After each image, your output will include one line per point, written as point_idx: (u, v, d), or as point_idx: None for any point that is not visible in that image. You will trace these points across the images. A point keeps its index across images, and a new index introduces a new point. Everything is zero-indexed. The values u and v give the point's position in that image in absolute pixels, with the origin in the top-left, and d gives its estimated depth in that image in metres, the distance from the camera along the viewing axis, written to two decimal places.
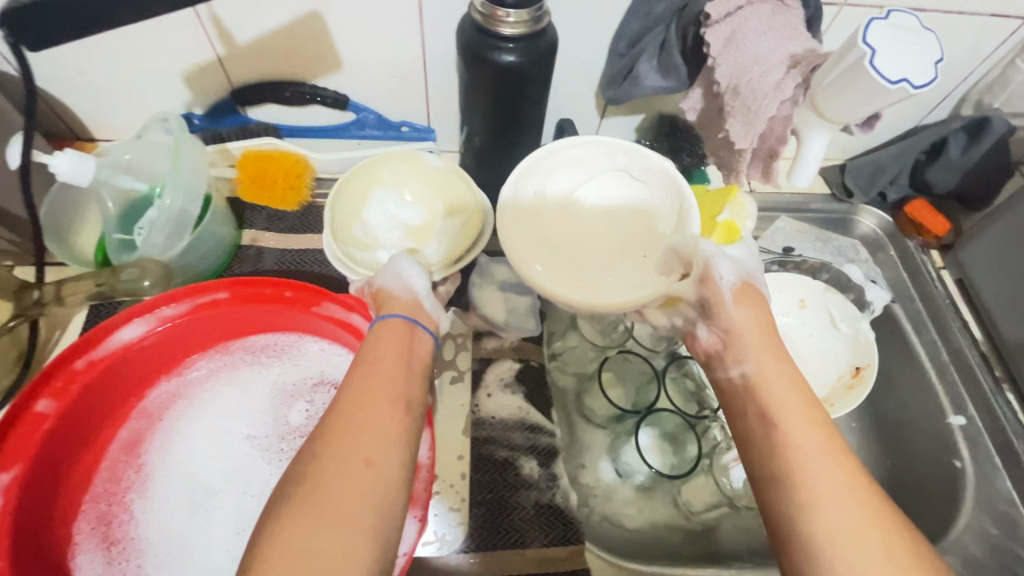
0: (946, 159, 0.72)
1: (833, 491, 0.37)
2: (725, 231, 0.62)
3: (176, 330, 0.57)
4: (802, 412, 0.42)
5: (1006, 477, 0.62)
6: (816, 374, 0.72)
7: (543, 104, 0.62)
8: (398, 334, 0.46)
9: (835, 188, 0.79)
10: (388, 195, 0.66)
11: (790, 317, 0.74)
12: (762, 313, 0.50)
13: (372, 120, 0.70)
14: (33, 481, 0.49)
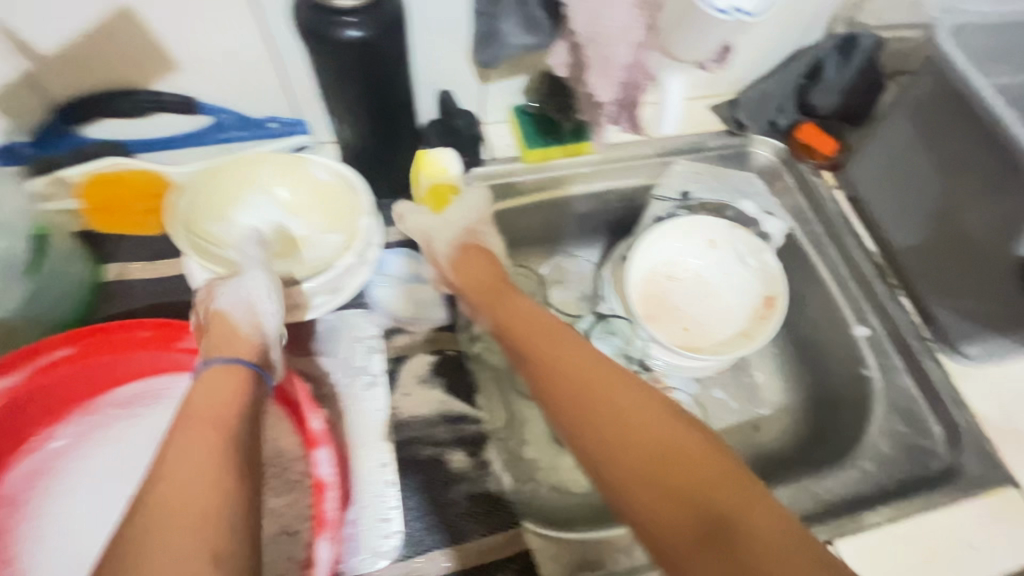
0: (825, 81, 0.74)
1: (614, 372, 0.45)
2: (435, 198, 0.63)
3: (20, 401, 0.50)
4: (571, 348, 0.48)
5: (907, 374, 0.65)
6: (730, 309, 0.75)
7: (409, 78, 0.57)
8: (223, 372, 0.45)
9: (728, 123, 0.80)
10: (267, 205, 0.60)
11: (703, 259, 0.76)
12: (489, 267, 0.59)
13: (231, 120, 0.63)
14: None
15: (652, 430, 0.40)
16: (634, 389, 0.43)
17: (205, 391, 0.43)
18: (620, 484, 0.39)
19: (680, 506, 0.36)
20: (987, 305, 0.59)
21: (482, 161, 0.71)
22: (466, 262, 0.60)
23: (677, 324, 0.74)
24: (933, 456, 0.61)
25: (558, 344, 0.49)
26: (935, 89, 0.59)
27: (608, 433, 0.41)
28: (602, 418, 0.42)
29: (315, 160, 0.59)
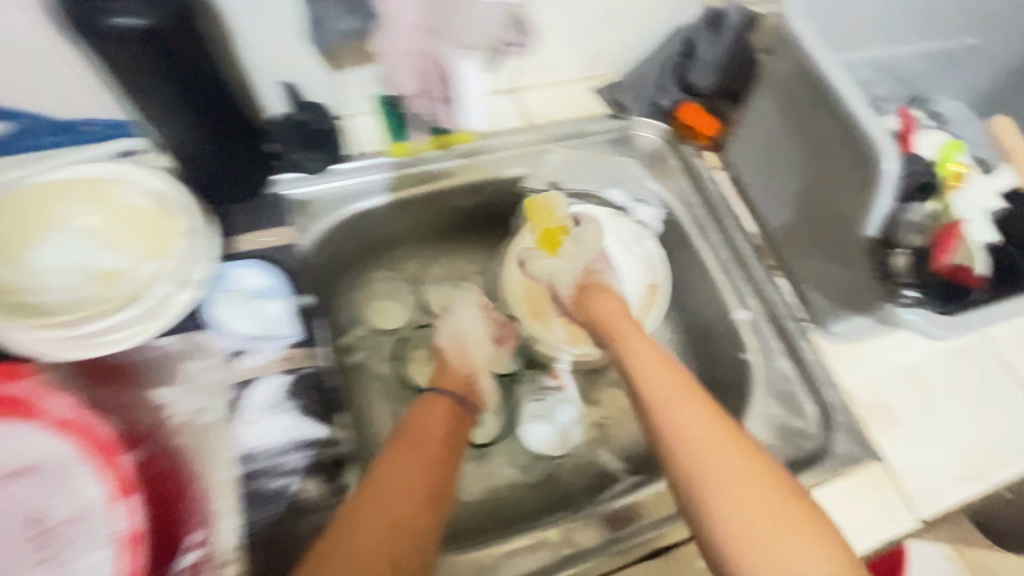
0: (701, 59, 0.72)
1: (671, 412, 0.52)
2: (550, 240, 0.71)
3: None
4: (671, 370, 0.55)
5: (784, 357, 0.64)
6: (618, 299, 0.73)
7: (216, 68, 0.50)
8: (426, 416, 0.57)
9: (610, 105, 0.77)
10: (68, 237, 0.53)
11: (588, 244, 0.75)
12: (604, 305, 0.65)
13: (36, 124, 0.55)
14: None
15: (703, 443, 0.48)
16: (697, 408, 0.51)
17: (428, 422, 0.56)
18: (713, 491, 0.46)
19: (773, 504, 0.45)
20: (839, 289, 0.58)
21: (343, 157, 0.67)
22: (595, 295, 0.66)
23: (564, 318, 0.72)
24: (806, 437, 0.61)
25: (656, 372, 0.56)
26: (791, 68, 0.57)
27: (699, 452, 0.48)
28: (695, 455, 0.48)
29: (130, 181, 0.54)
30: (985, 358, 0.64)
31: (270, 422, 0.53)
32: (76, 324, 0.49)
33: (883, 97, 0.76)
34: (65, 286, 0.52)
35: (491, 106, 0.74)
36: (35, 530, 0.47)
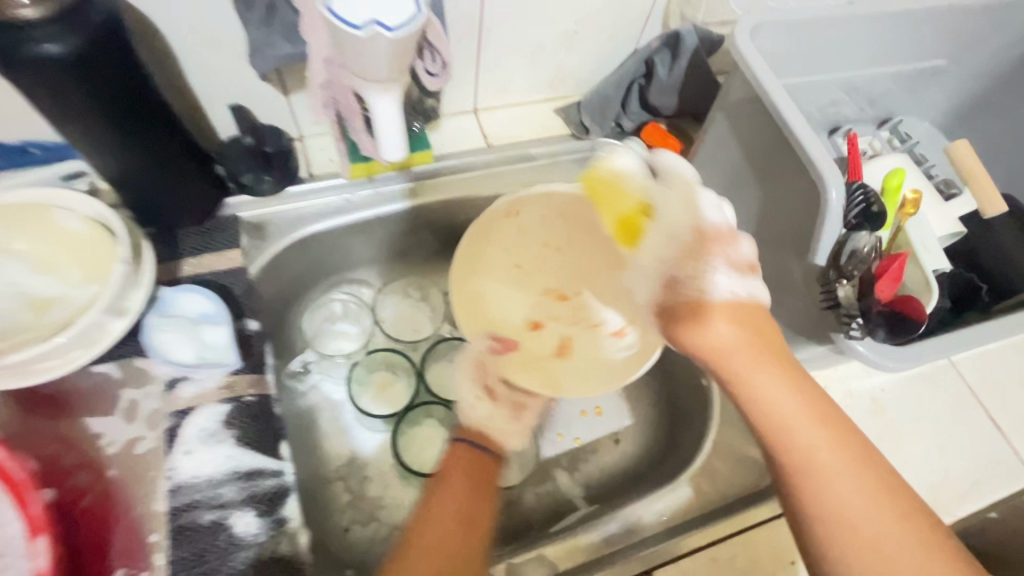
0: (659, 81, 0.71)
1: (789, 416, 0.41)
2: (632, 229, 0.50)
3: None
4: (806, 403, 0.41)
5: None
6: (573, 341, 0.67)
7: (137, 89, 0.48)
8: (463, 450, 0.57)
9: (574, 126, 0.77)
10: (8, 263, 0.51)
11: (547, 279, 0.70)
12: (738, 308, 0.44)
13: None
14: None
15: (859, 489, 0.38)
16: (841, 462, 0.39)
17: (448, 476, 0.55)
18: (869, 570, 0.36)
19: (862, 463, 0.39)
20: (798, 316, 0.57)
21: (300, 181, 0.67)
22: (711, 342, 0.43)
23: (595, 335, 0.66)
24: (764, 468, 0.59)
25: (796, 419, 0.40)
26: (743, 93, 0.57)
27: (844, 510, 0.38)
28: (797, 454, 0.40)
29: (62, 206, 0.52)
30: (950, 384, 0.63)
31: (218, 453, 0.52)
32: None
33: (848, 118, 0.76)
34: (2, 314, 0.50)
35: (454, 127, 0.74)
36: None
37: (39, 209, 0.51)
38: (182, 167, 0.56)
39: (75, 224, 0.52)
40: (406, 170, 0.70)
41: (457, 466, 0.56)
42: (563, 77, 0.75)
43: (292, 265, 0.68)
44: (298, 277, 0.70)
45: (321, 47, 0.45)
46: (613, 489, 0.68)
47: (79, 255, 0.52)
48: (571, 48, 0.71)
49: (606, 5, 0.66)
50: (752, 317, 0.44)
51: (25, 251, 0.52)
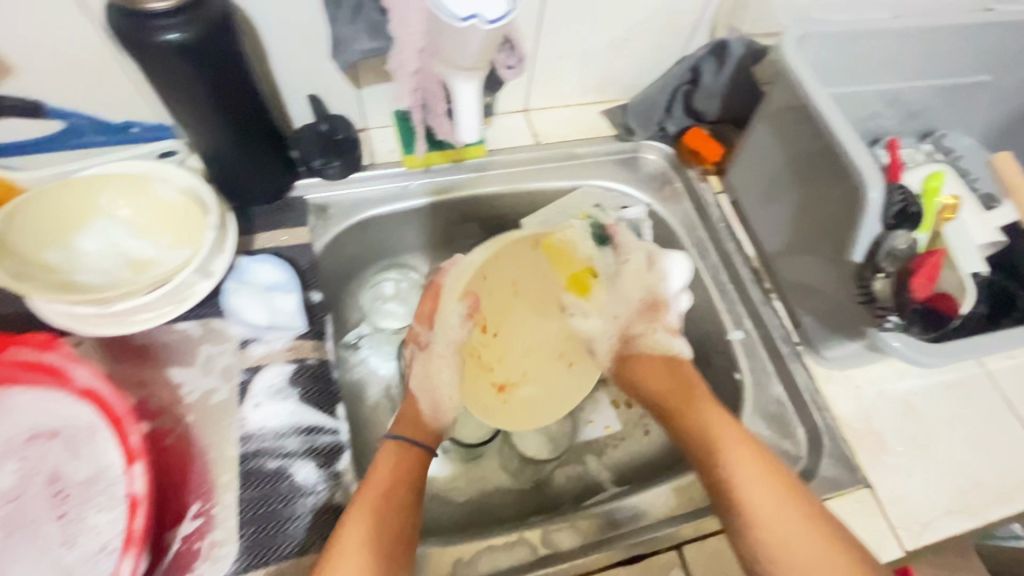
0: (704, 87, 0.75)
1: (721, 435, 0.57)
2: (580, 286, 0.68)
3: None
4: (738, 434, 0.57)
5: (776, 378, 0.66)
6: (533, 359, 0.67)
7: (236, 75, 0.54)
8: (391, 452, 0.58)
9: (619, 128, 0.80)
10: (111, 225, 0.57)
11: (494, 305, 0.66)
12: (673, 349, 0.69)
13: (88, 125, 0.62)
14: None
15: (772, 488, 0.52)
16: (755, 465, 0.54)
17: (379, 468, 0.56)
18: (773, 548, 0.50)
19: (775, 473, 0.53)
20: (835, 312, 0.59)
21: (362, 168, 0.72)
22: (648, 378, 0.67)
23: (484, 377, 0.65)
24: (794, 460, 0.61)
25: (728, 442, 0.56)
26: (788, 98, 0.60)
27: (757, 501, 0.52)
28: (722, 460, 0.56)
29: (161, 176, 0.58)
30: (982, 391, 0.64)
31: (282, 407, 0.57)
32: (109, 302, 0.53)
33: (889, 130, 0.77)
34: (105, 268, 0.57)
35: (505, 124, 0.78)
36: (55, 488, 0.49)
37: (141, 179, 0.57)
38: (264, 148, 0.62)
39: (173, 193, 0.58)
40: (461, 162, 0.74)
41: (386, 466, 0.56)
42: (610, 81, 0.79)
43: (350, 246, 0.73)
44: (355, 258, 0.75)
45: (416, 39, 0.48)
46: (642, 475, 0.70)
47: (174, 222, 0.59)
48: (620, 54, 0.75)
49: (657, 14, 0.70)
50: (680, 371, 0.66)
51: (127, 215, 0.58)
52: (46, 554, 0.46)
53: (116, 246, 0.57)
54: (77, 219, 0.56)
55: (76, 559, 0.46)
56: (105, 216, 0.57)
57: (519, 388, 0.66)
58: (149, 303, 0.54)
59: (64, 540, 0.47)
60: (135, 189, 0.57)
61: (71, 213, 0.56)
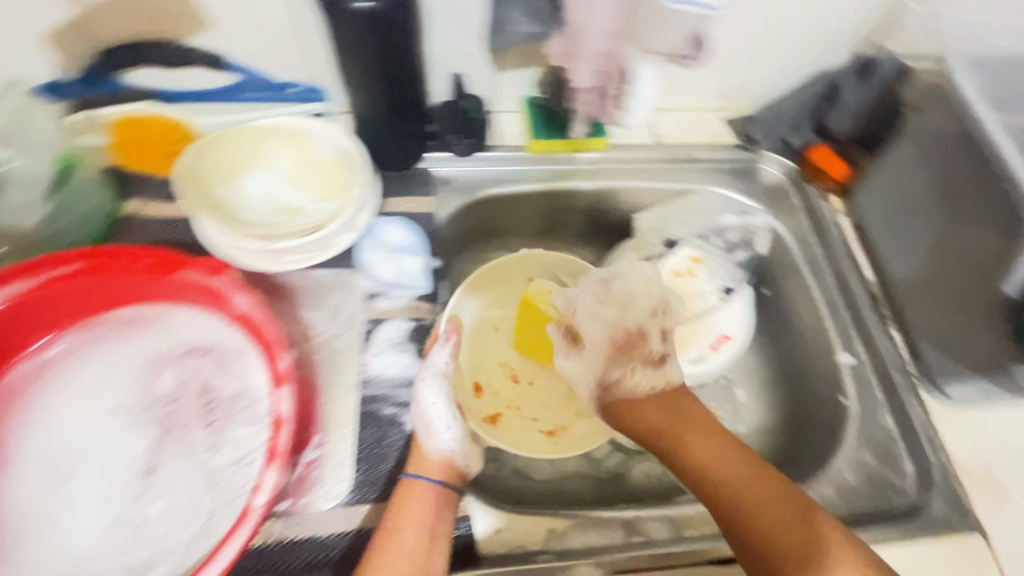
0: (841, 103, 0.73)
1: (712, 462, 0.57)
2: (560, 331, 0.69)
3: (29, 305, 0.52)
4: (737, 465, 0.55)
5: (887, 410, 0.63)
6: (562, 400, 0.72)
7: (410, 50, 0.59)
8: (416, 487, 0.52)
9: (740, 137, 0.80)
10: (270, 172, 0.62)
11: (507, 356, 0.74)
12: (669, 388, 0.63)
13: (255, 82, 0.67)
14: None
15: (791, 525, 0.50)
16: (763, 489, 0.53)
17: (409, 512, 0.51)
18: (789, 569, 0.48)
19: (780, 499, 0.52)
20: (969, 343, 0.61)
21: (488, 147, 0.75)
22: (630, 414, 0.62)
23: (533, 428, 0.70)
24: (900, 493, 0.59)
25: (724, 475, 0.55)
26: (950, 122, 0.62)
27: (769, 524, 0.51)
28: (725, 488, 0.54)
29: (318, 136, 0.63)
30: None
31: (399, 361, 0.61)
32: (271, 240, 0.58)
33: None
34: (259, 211, 0.61)
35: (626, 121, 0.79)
36: (204, 399, 0.54)
37: (303, 135, 0.63)
38: (411, 116, 0.67)
39: (327, 152, 0.63)
40: (581, 151, 0.76)
41: (411, 506, 0.51)
42: (739, 88, 0.78)
43: (467, 222, 0.76)
44: (467, 235, 0.78)
45: None
46: None
47: (323, 178, 0.63)
48: (757, 62, 0.74)
49: (804, 25, 0.69)
50: (674, 403, 0.63)
51: (284, 166, 0.63)
52: (193, 456, 0.51)
53: (270, 192, 0.62)
54: (243, 164, 0.62)
55: (219, 464, 0.51)
56: (266, 166, 0.62)
57: (569, 428, 0.71)
58: (300, 246, 0.59)
59: (209, 445, 0.52)
60: (295, 144, 0.63)
61: (240, 158, 0.61)
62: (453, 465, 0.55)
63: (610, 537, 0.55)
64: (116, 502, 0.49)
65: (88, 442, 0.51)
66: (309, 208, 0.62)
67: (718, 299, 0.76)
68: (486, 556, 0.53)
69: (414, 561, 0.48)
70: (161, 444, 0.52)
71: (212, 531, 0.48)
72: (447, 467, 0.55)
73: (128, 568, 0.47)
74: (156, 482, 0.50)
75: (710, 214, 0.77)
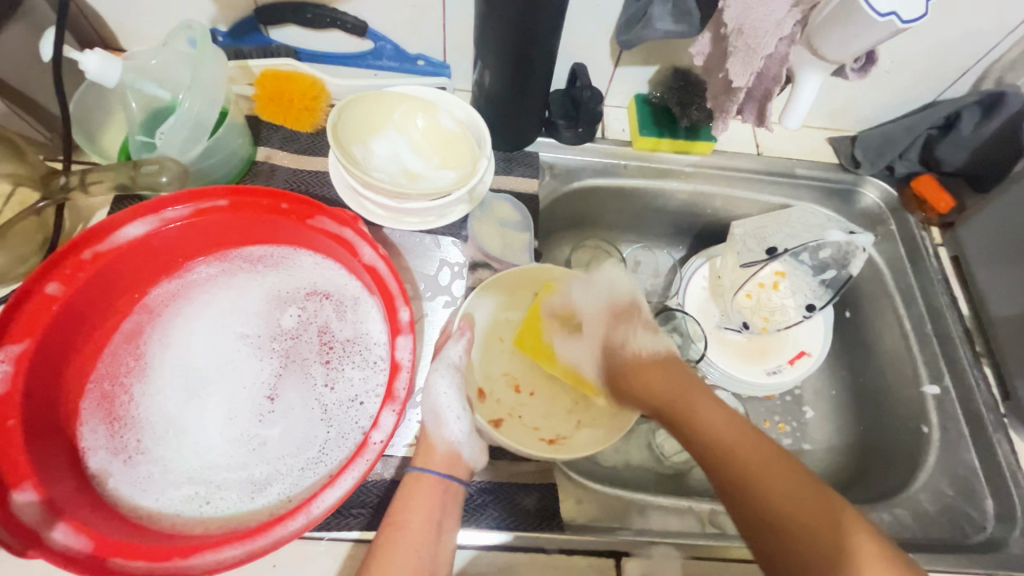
0: (957, 136, 0.72)
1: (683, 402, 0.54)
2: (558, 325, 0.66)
3: (180, 233, 0.56)
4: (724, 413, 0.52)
5: (971, 447, 0.65)
6: (559, 409, 0.66)
7: (554, 40, 0.61)
8: (423, 474, 0.52)
9: (843, 158, 0.80)
10: (399, 137, 0.66)
11: (509, 365, 0.68)
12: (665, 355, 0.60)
13: (389, 50, 0.70)
14: (40, 360, 0.49)
15: (758, 457, 0.47)
16: (774, 462, 0.46)
17: (414, 503, 0.51)
18: (761, 515, 0.44)
19: (793, 478, 0.45)
20: None
21: (595, 139, 0.76)
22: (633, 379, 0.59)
23: (533, 436, 0.63)
24: (977, 528, 0.61)
25: (738, 445, 0.49)
26: None
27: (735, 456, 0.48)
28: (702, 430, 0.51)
29: (445, 108, 0.66)
30: None
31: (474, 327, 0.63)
32: (399, 199, 0.62)
33: None
34: (386, 171, 0.64)
35: (730, 128, 0.80)
36: (323, 339, 0.58)
37: (434, 106, 0.66)
38: (533, 101, 0.69)
39: (452, 123, 0.66)
40: (684, 154, 0.77)
41: (420, 492, 0.51)
42: (849, 109, 0.78)
43: (563, 209, 0.79)
44: (560, 221, 0.80)
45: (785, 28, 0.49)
46: None
47: (446, 148, 0.66)
48: (875, 85, 0.74)
49: (932, 54, 0.69)
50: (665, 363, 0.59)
51: (412, 133, 0.66)
52: (312, 389, 0.55)
53: (397, 155, 0.65)
54: (376, 126, 0.65)
55: (334, 400, 0.55)
56: (395, 130, 0.66)
57: (570, 438, 0.62)
58: (422, 209, 0.62)
59: (326, 382, 0.56)
60: (425, 113, 0.66)
61: (374, 119, 0.65)
62: (459, 460, 0.54)
63: (686, 522, 0.58)
64: (243, 421, 0.53)
65: (220, 364, 0.56)
66: (430, 175, 0.65)
67: (801, 316, 0.77)
68: (567, 524, 0.55)
69: (420, 549, 0.48)
70: (284, 374, 0.56)
71: (326, 462, 0.52)
72: (453, 461, 0.54)
73: (250, 484, 0.51)
74: (279, 407, 0.54)
75: (817, 225, 0.74)
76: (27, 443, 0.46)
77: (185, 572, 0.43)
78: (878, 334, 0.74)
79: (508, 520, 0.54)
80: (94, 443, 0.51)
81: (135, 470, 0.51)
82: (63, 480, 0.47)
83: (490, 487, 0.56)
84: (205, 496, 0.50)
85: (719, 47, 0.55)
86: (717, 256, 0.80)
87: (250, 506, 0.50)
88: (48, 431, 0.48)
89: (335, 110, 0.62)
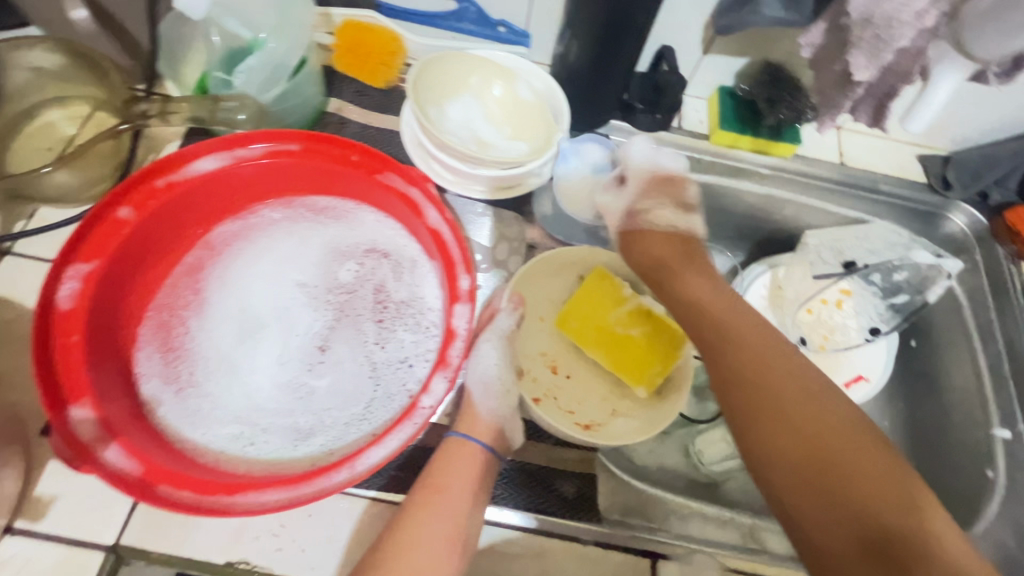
0: None
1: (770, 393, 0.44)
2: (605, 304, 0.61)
3: (249, 175, 0.55)
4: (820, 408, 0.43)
5: None
6: (594, 396, 0.62)
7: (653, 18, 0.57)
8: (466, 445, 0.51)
9: (933, 177, 0.74)
10: (474, 101, 0.64)
11: (548, 345, 0.65)
12: (749, 330, 0.49)
13: (472, 13, 0.67)
14: (106, 282, 0.49)
15: (873, 476, 0.39)
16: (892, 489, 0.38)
17: (454, 468, 0.49)
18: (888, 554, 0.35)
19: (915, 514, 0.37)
20: None
21: (671, 128, 0.73)
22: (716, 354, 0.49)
23: (567, 419, 0.59)
24: None
25: (841, 453, 0.40)
26: None
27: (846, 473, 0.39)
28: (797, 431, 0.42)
29: (525, 78, 0.64)
30: None
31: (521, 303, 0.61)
32: (469, 162, 0.60)
33: None
34: (457, 133, 0.63)
35: (814, 132, 0.76)
36: (377, 297, 0.57)
37: (513, 74, 0.64)
38: (616, 83, 0.65)
39: (530, 93, 0.64)
40: (763, 154, 0.73)
41: (460, 462, 0.50)
42: (948, 126, 0.73)
43: None
44: None
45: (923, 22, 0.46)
46: None
47: (521, 118, 0.64)
48: (982, 103, 0.69)
49: None
50: (751, 341, 0.48)
51: (488, 99, 0.64)
52: (362, 345, 0.55)
53: (469, 119, 0.64)
54: (451, 86, 0.63)
55: (384, 359, 0.54)
56: (470, 93, 0.64)
57: (606, 426, 0.59)
58: (491, 177, 0.61)
59: (377, 340, 0.55)
60: (504, 80, 0.64)
61: (451, 80, 0.63)
62: (499, 432, 0.53)
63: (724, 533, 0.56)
64: (293, 367, 0.53)
65: (277, 312, 0.55)
66: (501, 143, 0.63)
67: (862, 337, 0.73)
68: (604, 516, 0.54)
69: (461, 514, 0.47)
70: (336, 327, 0.55)
71: (370, 420, 0.51)
72: (496, 432, 0.53)
73: (294, 431, 0.51)
74: (329, 359, 0.54)
75: (900, 245, 0.71)
76: (89, 360, 0.46)
77: (229, 509, 0.42)
78: (946, 368, 0.70)
79: (544, 502, 0.53)
80: (148, 369, 0.51)
81: (185, 402, 0.51)
82: (118, 401, 0.47)
83: (527, 466, 0.55)
84: (250, 437, 0.50)
85: (834, 37, 0.52)
86: (780, 265, 0.75)
87: (292, 453, 0.50)
88: (108, 351, 0.49)
89: (415, 67, 0.61)
